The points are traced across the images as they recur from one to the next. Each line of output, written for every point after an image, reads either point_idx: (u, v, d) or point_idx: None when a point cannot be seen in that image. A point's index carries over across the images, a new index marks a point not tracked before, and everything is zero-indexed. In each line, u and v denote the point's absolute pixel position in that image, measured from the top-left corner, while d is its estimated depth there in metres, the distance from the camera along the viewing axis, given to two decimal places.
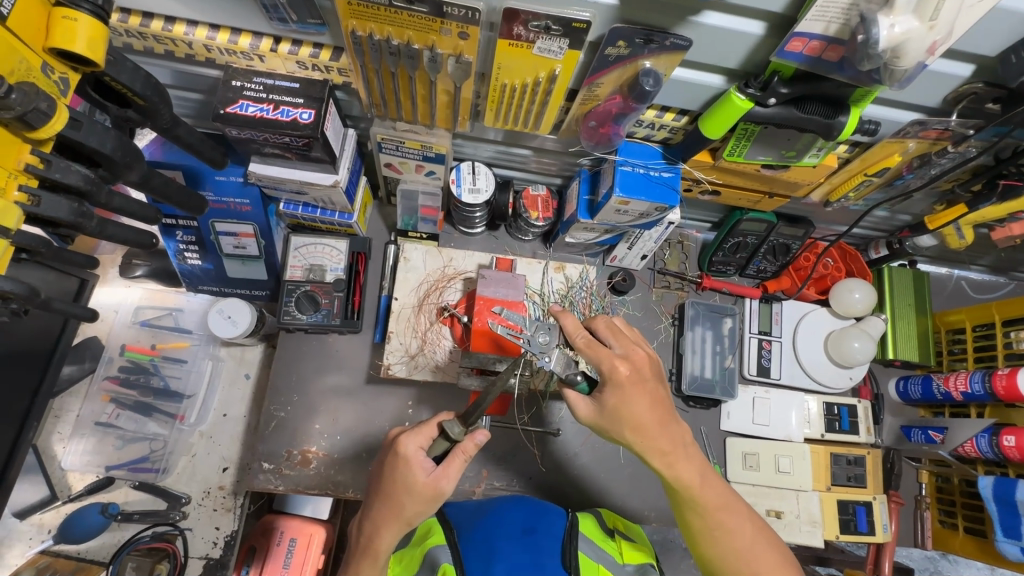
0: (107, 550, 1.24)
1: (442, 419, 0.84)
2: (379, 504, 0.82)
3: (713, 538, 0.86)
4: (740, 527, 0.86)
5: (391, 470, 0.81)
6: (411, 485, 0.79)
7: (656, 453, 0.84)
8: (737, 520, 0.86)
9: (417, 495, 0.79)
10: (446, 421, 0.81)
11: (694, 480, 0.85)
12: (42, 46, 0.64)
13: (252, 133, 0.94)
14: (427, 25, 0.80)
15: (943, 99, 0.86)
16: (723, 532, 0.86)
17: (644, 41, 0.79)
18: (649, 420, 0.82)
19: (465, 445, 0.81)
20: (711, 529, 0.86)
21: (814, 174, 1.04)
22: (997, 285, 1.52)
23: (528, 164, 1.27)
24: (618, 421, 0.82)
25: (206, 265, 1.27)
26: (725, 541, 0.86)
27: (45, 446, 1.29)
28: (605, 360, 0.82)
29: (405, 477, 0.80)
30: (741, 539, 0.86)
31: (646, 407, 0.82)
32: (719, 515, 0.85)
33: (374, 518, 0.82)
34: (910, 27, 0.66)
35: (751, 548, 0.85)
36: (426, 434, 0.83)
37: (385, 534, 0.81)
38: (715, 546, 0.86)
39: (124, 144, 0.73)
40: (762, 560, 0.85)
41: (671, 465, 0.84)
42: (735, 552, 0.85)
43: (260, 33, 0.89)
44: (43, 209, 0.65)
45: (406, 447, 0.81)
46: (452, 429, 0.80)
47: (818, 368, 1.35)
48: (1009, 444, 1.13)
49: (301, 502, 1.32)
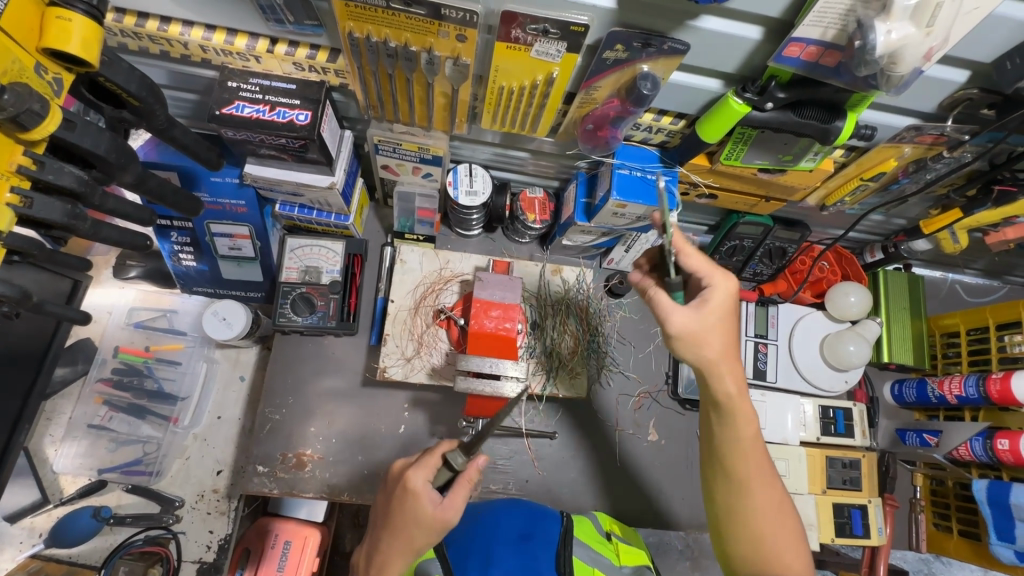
0: (99, 554, 1.23)
1: (444, 449, 0.86)
2: (389, 537, 0.81)
3: (744, 487, 0.82)
4: (769, 494, 0.83)
5: (400, 505, 0.81)
6: (420, 517, 0.79)
7: (721, 389, 0.82)
8: (764, 478, 0.83)
9: (427, 527, 0.79)
10: (450, 452, 0.83)
11: (746, 422, 0.83)
12: (36, 46, 0.63)
13: (248, 134, 0.94)
14: (425, 27, 0.79)
15: (938, 104, 0.87)
16: (756, 485, 0.82)
17: (642, 45, 0.79)
18: (720, 352, 0.81)
19: (468, 474, 0.83)
20: (747, 476, 0.82)
21: (810, 178, 1.05)
22: (991, 289, 1.53)
23: (525, 166, 1.27)
24: (710, 335, 0.81)
25: (201, 266, 1.26)
26: (755, 495, 0.82)
27: (36, 449, 1.27)
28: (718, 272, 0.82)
29: (413, 510, 0.80)
30: (764, 498, 0.82)
31: (722, 341, 0.82)
32: (759, 468, 0.82)
33: (384, 550, 0.81)
34: (907, 33, 0.67)
35: (777, 513, 0.82)
36: (431, 465, 0.83)
37: (396, 563, 0.80)
38: (740, 495, 0.82)
39: (118, 145, 0.72)
40: (778, 523, 0.81)
41: (736, 399, 0.82)
42: (757, 508, 0.82)
43: (256, 34, 0.88)
44: (35, 211, 0.64)
45: (413, 481, 0.81)
46: (456, 459, 0.82)
47: (813, 371, 1.36)
48: (1003, 448, 1.14)
49: (296, 505, 1.31)
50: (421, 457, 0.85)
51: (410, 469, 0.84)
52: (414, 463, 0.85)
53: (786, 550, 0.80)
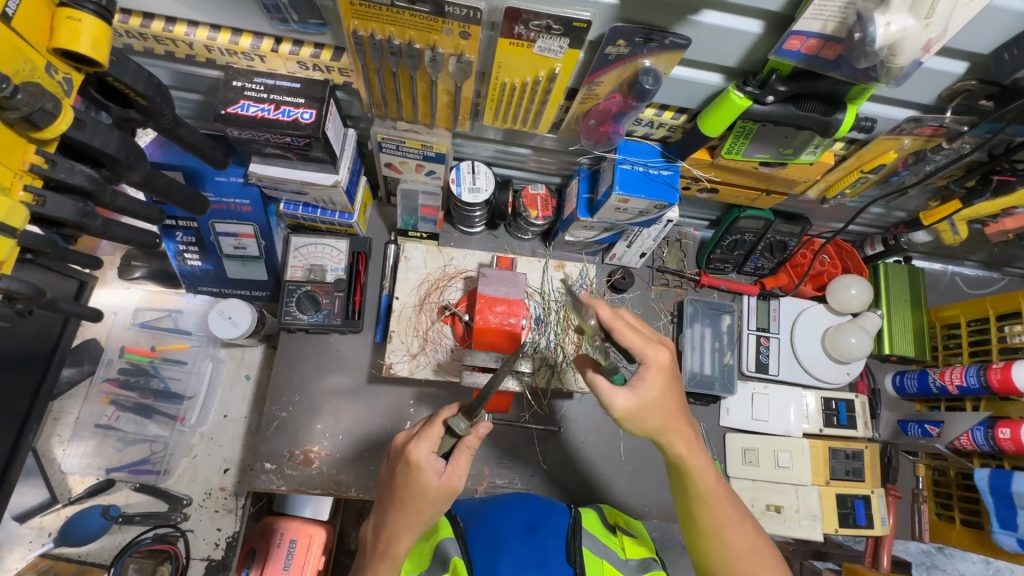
0: (108, 553, 1.24)
1: (446, 416, 0.85)
2: (395, 512, 0.82)
3: (722, 534, 0.87)
4: (742, 531, 0.88)
5: (404, 479, 0.82)
6: (426, 490, 0.81)
7: (678, 444, 0.84)
8: (739, 522, 0.88)
9: (432, 498, 0.81)
10: (451, 418, 0.81)
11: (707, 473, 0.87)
12: (46, 47, 0.64)
13: (253, 133, 0.95)
14: (428, 24, 0.80)
15: (937, 96, 0.88)
16: (730, 529, 0.87)
17: (644, 40, 0.80)
18: (671, 411, 0.83)
19: (468, 441, 0.82)
20: (719, 522, 0.87)
21: (811, 171, 1.06)
22: (991, 281, 1.54)
23: (527, 163, 1.27)
24: (655, 409, 0.82)
25: (206, 265, 1.26)
26: (731, 540, 0.87)
27: (44, 449, 1.28)
28: (651, 346, 0.81)
29: (418, 482, 0.81)
30: (742, 541, 0.87)
31: (675, 398, 0.84)
32: (727, 511, 0.88)
33: (390, 524, 0.83)
34: (906, 25, 0.67)
35: (752, 551, 0.87)
36: (434, 437, 0.83)
37: (403, 538, 0.82)
38: (720, 543, 0.87)
39: (127, 144, 0.73)
40: (757, 564, 0.87)
41: (692, 455, 0.85)
42: (734, 552, 0.87)
43: (261, 34, 0.89)
44: (47, 209, 0.65)
45: (417, 453, 0.82)
46: (457, 425, 0.81)
47: (816, 363, 1.37)
48: (1004, 437, 1.14)
49: (302, 503, 1.32)
50: (422, 428, 0.85)
51: (412, 441, 0.84)
52: (415, 435, 0.85)
53: None
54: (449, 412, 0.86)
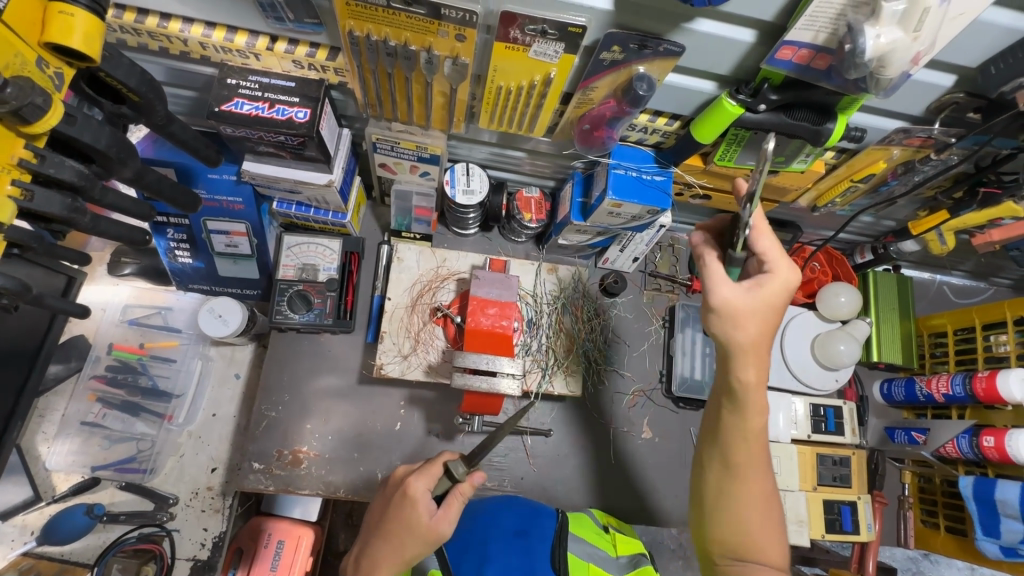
0: (92, 552, 1.22)
1: (446, 458, 0.86)
2: (381, 543, 0.82)
3: (739, 474, 0.81)
4: (759, 475, 0.81)
5: (397, 510, 0.82)
6: (415, 526, 0.80)
7: (744, 373, 0.78)
8: (759, 465, 0.81)
9: (420, 537, 0.80)
10: (452, 461, 0.83)
11: (758, 409, 0.79)
12: (37, 40, 0.63)
13: (246, 131, 0.95)
14: (425, 26, 0.80)
15: (926, 108, 0.89)
16: (745, 472, 0.81)
17: (638, 47, 0.80)
18: (755, 338, 0.77)
19: (464, 487, 0.83)
20: (744, 465, 0.81)
21: (801, 179, 1.07)
22: (978, 290, 1.56)
23: (522, 166, 1.28)
24: (748, 317, 0.76)
25: (197, 263, 1.26)
26: (746, 483, 0.81)
27: (29, 446, 1.27)
28: (783, 261, 0.77)
29: (409, 517, 0.81)
30: (759, 484, 0.81)
31: (756, 330, 0.77)
32: (753, 457, 0.81)
33: (374, 554, 0.82)
34: (895, 37, 0.68)
35: (762, 492, 0.81)
36: (432, 474, 0.84)
37: (384, 571, 0.81)
38: (734, 481, 0.81)
39: (118, 141, 0.73)
40: (768, 509, 0.81)
41: (759, 396, 0.79)
42: (746, 495, 0.81)
43: (256, 32, 0.89)
44: (36, 204, 0.65)
45: (413, 488, 0.82)
46: (457, 469, 0.82)
47: (805, 370, 1.38)
48: (989, 444, 1.16)
49: (290, 504, 1.30)
50: (423, 465, 0.86)
51: (411, 476, 0.84)
52: (416, 470, 0.85)
53: (771, 535, 0.81)
54: (449, 453, 0.87)
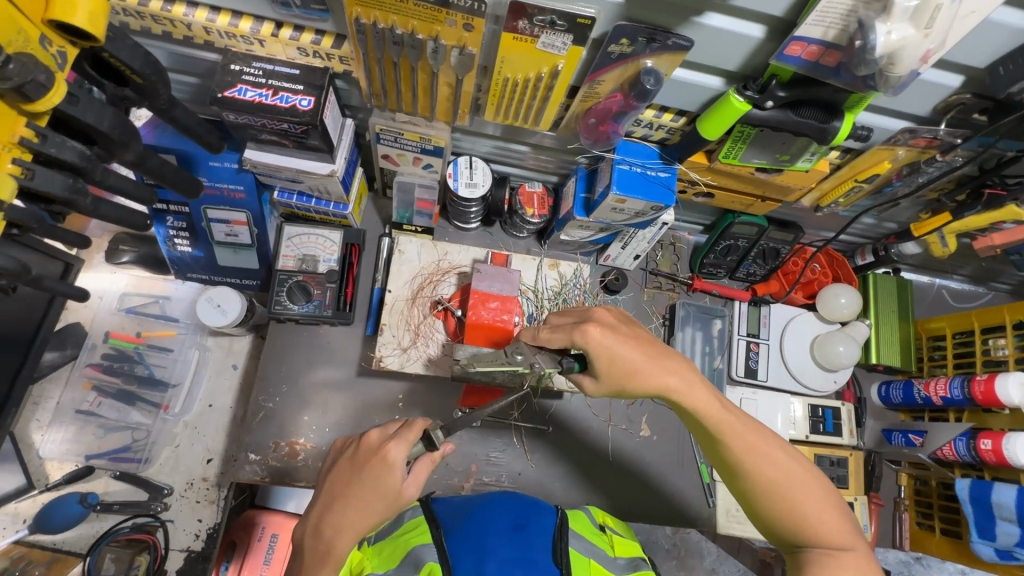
0: (84, 542, 1.21)
1: (422, 423, 0.85)
2: (351, 511, 0.80)
3: (752, 466, 0.80)
4: (770, 452, 0.81)
5: (372, 475, 0.80)
6: (389, 492, 0.80)
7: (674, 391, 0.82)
8: (769, 445, 0.81)
9: (390, 503, 0.81)
10: (432, 429, 0.84)
11: (705, 403, 0.82)
12: (42, 18, 0.62)
13: (249, 118, 0.94)
14: (431, 15, 0.80)
15: (932, 108, 0.89)
16: (757, 459, 0.80)
17: (647, 40, 0.80)
18: (646, 356, 0.82)
19: (436, 454, 0.86)
20: (746, 453, 0.80)
21: (806, 179, 1.07)
22: (976, 295, 1.57)
23: (525, 160, 1.27)
24: (616, 368, 0.81)
25: (196, 251, 1.25)
26: (764, 468, 0.80)
27: (22, 434, 1.25)
28: (575, 330, 0.81)
29: (384, 483, 0.80)
30: (775, 465, 0.80)
31: (638, 354, 0.81)
32: (750, 438, 0.81)
33: (343, 521, 0.80)
34: (906, 34, 0.68)
35: (786, 471, 0.80)
36: (411, 441, 0.83)
37: (349, 538, 0.80)
38: (751, 475, 0.80)
39: (121, 122, 0.72)
40: (801, 483, 0.79)
41: (696, 397, 0.82)
42: (769, 481, 0.79)
43: (262, 18, 0.88)
44: (36, 183, 0.64)
45: (392, 455, 0.81)
46: (438, 437, 0.83)
47: (804, 371, 1.38)
48: (986, 447, 1.17)
49: (284, 497, 1.32)
50: (399, 429, 0.84)
51: (389, 440, 0.83)
52: (393, 435, 0.84)
53: (818, 507, 0.79)
54: (427, 419, 0.86)
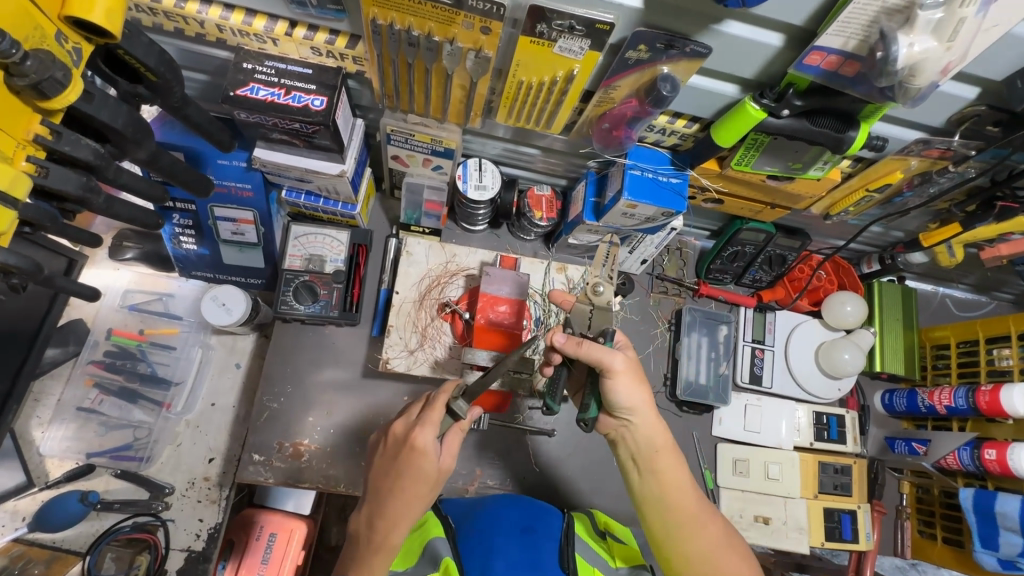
0: (84, 540, 1.20)
1: (443, 399, 0.87)
2: (394, 501, 0.82)
3: (685, 534, 0.85)
4: (707, 527, 0.86)
5: (409, 465, 0.82)
6: (428, 475, 0.82)
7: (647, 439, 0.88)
8: (705, 516, 0.87)
9: (432, 483, 0.83)
10: (455, 401, 0.85)
11: (669, 466, 0.88)
12: (58, 14, 0.61)
13: (261, 117, 0.93)
14: (449, 17, 0.79)
15: (947, 120, 0.89)
16: (689, 531, 0.85)
17: (665, 46, 0.80)
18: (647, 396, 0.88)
19: (464, 422, 0.87)
20: (682, 521, 0.86)
21: (818, 187, 1.07)
22: (980, 304, 1.57)
23: (534, 163, 1.27)
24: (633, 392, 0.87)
25: (202, 250, 1.24)
26: (695, 539, 0.85)
27: (23, 431, 1.24)
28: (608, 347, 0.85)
29: (421, 468, 0.82)
30: (707, 538, 0.85)
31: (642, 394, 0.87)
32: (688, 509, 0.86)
33: (390, 514, 0.82)
34: (929, 46, 0.69)
35: (716, 544, 0.85)
36: (438, 422, 0.84)
37: (401, 527, 0.82)
38: (682, 541, 0.85)
39: (135, 120, 0.71)
40: (726, 559, 0.84)
41: (662, 456, 0.88)
42: (699, 552, 0.85)
43: (276, 16, 0.88)
44: (50, 181, 0.63)
45: (421, 440, 0.82)
46: (460, 407, 0.86)
47: (809, 378, 1.38)
48: (990, 457, 1.17)
49: (283, 496, 1.29)
50: (423, 415, 0.86)
51: (416, 427, 0.84)
52: (418, 421, 0.85)
53: None
54: (446, 392, 0.88)
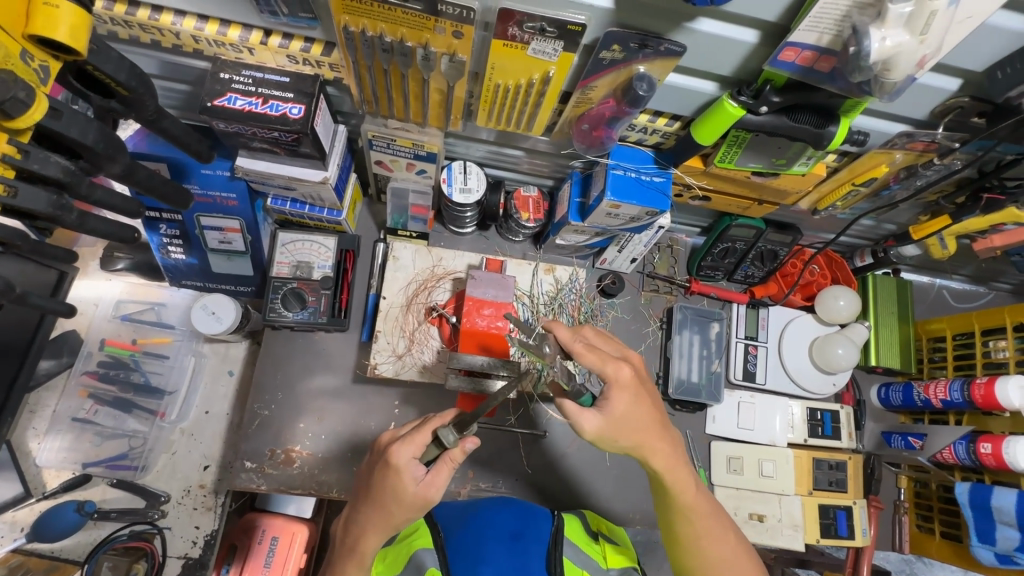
0: (82, 549, 1.22)
1: (435, 424, 0.83)
2: (369, 512, 0.81)
3: (696, 548, 0.88)
4: (725, 538, 0.88)
5: (383, 479, 0.80)
6: (403, 496, 0.79)
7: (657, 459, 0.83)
8: (723, 529, 0.89)
9: (408, 505, 0.79)
10: (440, 428, 0.78)
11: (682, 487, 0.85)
12: (23, 33, 0.62)
13: (239, 127, 0.93)
14: (421, 22, 0.79)
15: (930, 112, 0.88)
16: (710, 541, 0.87)
17: (639, 45, 0.79)
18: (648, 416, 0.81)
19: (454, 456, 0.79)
20: (699, 535, 0.87)
21: (804, 182, 1.05)
22: (977, 295, 1.56)
23: (520, 165, 1.26)
24: (626, 425, 0.79)
25: (190, 259, 1.24)
26: (711, 550, 0.87)
27: (19, 442, 1.26)
28: (608, 364, 0.80)
29: (395, 487, 0.79)
30: (725, 548, 0.88)
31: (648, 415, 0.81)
32: (708, 524, 0.88)
33: (364, 521, 0.82)
34: (901, 40, 0.67)
35: (734, 553, 0.88)
36: (418, 443, 0.80)
37: (373, 537, 0.81)
38: (700, 556, 0.88)
39: (106, 136, 0.71)
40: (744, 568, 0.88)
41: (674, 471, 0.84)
42: (717, 561, 0.87)
43: (250, 26, 0.88)
44: (20, 200, 0.63)
45: (397, 457, 0.79)
46: (446, 437, 0.78)
47: (803, 374, 1.36)
48: (985, 451, 1.16)
49: (284, 501, 1.31)
50: (408, 431, 0.83)
51: (396, 443, 0.81)
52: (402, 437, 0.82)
53: None
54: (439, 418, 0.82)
